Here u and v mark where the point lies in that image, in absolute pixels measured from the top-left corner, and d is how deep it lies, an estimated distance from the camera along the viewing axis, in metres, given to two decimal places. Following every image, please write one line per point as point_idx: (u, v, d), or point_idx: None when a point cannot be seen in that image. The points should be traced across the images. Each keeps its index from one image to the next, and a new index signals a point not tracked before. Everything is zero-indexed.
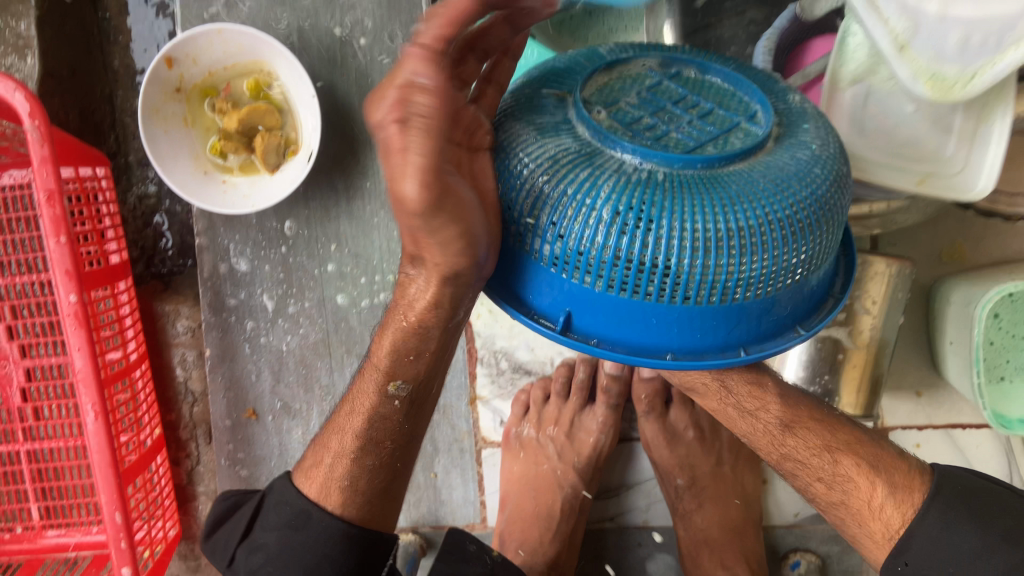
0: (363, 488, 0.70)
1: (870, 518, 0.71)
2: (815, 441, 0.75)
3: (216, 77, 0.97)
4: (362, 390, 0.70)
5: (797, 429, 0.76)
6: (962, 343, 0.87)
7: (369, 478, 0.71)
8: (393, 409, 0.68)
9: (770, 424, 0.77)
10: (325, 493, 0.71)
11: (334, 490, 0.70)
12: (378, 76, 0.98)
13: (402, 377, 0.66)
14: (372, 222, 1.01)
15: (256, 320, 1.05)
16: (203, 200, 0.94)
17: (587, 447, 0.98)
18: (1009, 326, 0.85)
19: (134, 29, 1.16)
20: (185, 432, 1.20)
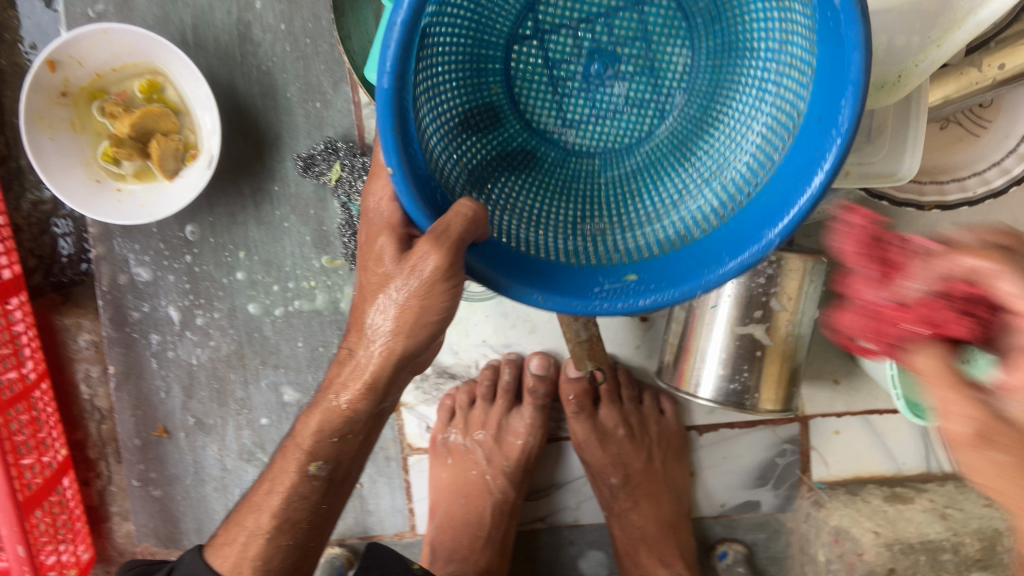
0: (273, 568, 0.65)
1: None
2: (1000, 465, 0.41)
3: (105, 79, 0.91)
4: (282, 468, 0.65)
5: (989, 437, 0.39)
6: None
7: (281, 557, 0.66)
8: (311, 489, 0.64)
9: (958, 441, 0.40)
10: (237, 570, 0.66)
11: (246, 571, 0.65)
12: (281, 74, 0.93)
13: (321, 453, 0.63)
14: (283, 227, 0.96)
15: (162, 334, 1.00)
16: (95, 211, 0.88)
17: (516, 450, 0.96)
18: None
19: (22, 24, 1.03)
20: (93, 451, 1.13)
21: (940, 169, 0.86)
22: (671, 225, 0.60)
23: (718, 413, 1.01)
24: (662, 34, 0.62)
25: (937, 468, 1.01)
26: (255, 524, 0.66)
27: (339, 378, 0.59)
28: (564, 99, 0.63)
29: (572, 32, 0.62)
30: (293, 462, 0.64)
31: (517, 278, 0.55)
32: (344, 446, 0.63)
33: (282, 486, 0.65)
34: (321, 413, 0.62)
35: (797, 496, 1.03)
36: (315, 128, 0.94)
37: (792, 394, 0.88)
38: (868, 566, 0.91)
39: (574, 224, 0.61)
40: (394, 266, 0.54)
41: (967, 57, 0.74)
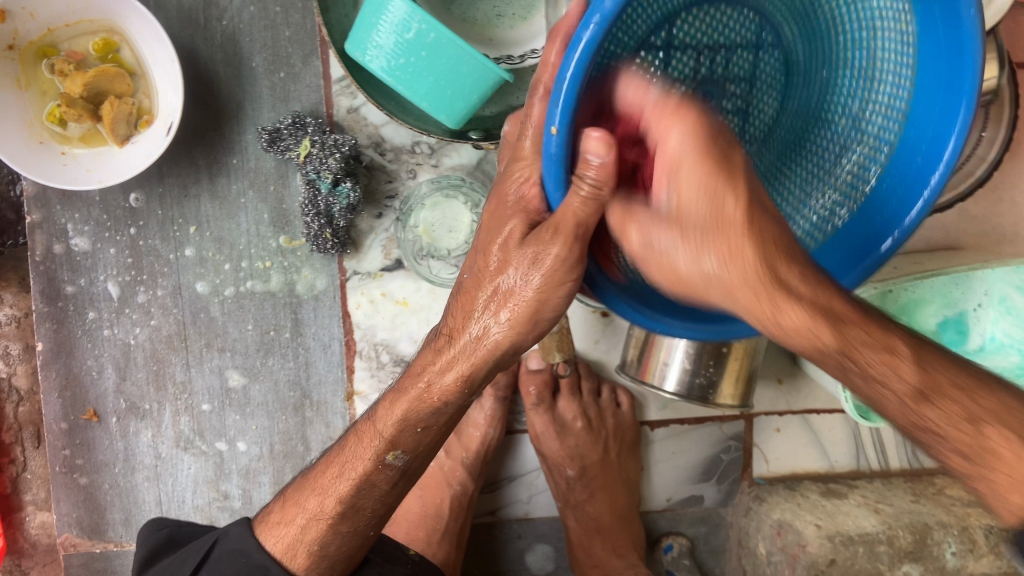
0: (329, 553, 0.64)
1: (1004, 490, 0.49)
2: (953, 407, 0.49)
3: (55, 35, 0.84)
4: (355, 450, 0.63)
5: (927, 371, 0.49)
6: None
7: (338, 543, 0.65)
8: (384, 478, 0.62)
9: (902, 394, 0.49)
10: (291, 553, 0.65)
11: (301, 552, 0.64)
12: (247, 41, 0.89)
13: (403, 443, 0.60)
14: (239, 203, 0.92)
15: (98, 310, 0.93)
16: (37, 173, 0.82)
17: (475, 442, 0.94)
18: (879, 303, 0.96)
19: None
20: (8, 435, 1.04)
21: None
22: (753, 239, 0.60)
23: (670, 408, 1.04)
24: (768, 78, 0.62)
25: (866, 466, 1.06)
26: (316, 507, 0.64)
27: (433, 365, 0.57)
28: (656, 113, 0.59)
29: (694, 53, 0.57)
30: (368, 447, 0.62)
31: (639, 304, 0.56)
32: (424, 437, 0.60)
33: (353, 470, 0.62)
34: (409, 400, 0.59)
35: (737, 491, 1.06)
36: (280, 101, 0.90)
37: (748, 390, 0.90)
38: (810, 558, 0.93)
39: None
40: (517, 250, 0.52)
41: None
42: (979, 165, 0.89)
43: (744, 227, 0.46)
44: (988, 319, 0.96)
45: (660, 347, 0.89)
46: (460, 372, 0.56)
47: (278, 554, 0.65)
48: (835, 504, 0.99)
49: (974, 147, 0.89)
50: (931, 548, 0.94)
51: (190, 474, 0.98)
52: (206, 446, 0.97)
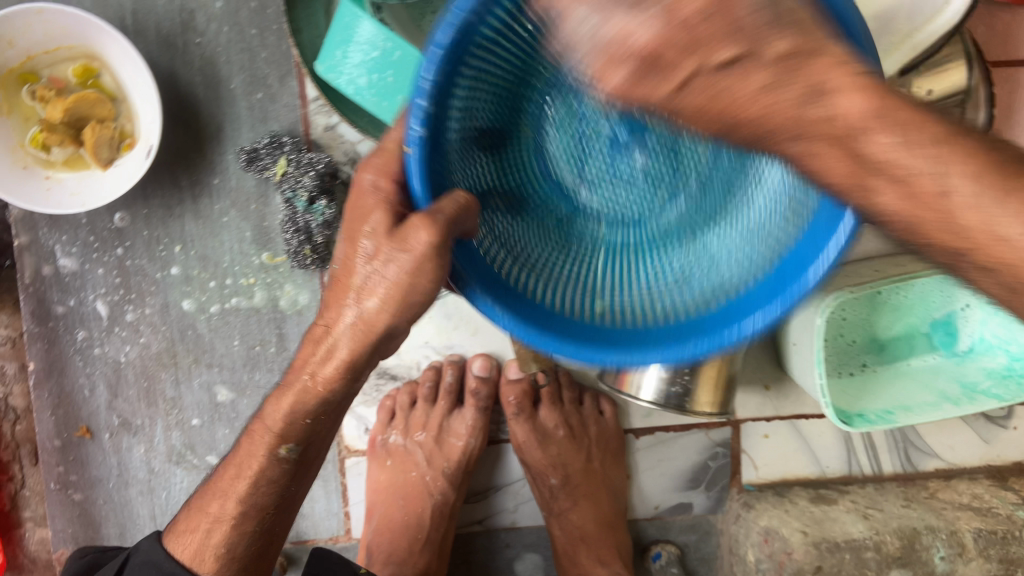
0: (237, 554, 0.69)
1: None
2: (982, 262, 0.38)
3: (36, 62, 0.87)
4: (251, 449, 0.66)
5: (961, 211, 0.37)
6: (808, 345, 0.89)
7: (246, 543, 0.69)
8: (280, 472, 0.66)
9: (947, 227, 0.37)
10: (199, 559, 0.69)
11: (209, 557, 0.69)
12: (225, 64, 0.91)
13: (292, 435, 0.63)
14: (221, 221, 0.94)
15: (89, 330, 0.96)
16: (21, 198, 0.85)
17: (456, 452, 0.96)
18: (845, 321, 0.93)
19: None
20: (7, 453, 1.07)
21: None
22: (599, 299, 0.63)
23: (654, 416, 1.04)
24: (679, 222, 0.70)
25: (858, 471, 1.05)
26: (219, 510, 0.69)
27: (313, 357, 0.57)
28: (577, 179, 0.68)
29: (606, 130, 0.69)
30: (261, 444, 0.65)
31: (493, 296, 0.57)
32: (315, 426, 0.62)
33: (250, 469, 0.66)
34: (294, 393, 0.59)
35: (727, 498, 1.05)
36: (259, 121, 0.92)
37: (728, 397, 0.90)
38: (796, 565, 0.94)
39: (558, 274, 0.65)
40: (386, 238, 0.51)
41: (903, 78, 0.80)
42: None
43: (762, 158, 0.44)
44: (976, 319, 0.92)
45: None
46: (343, 360, 0.55)
47: (186, 561, 0.70)
48: (823, 511, 0.98)
49: None
50: (919, 552, 0.94)
51: (183, 488, 1.00)
52: (198, 460, 0.99)
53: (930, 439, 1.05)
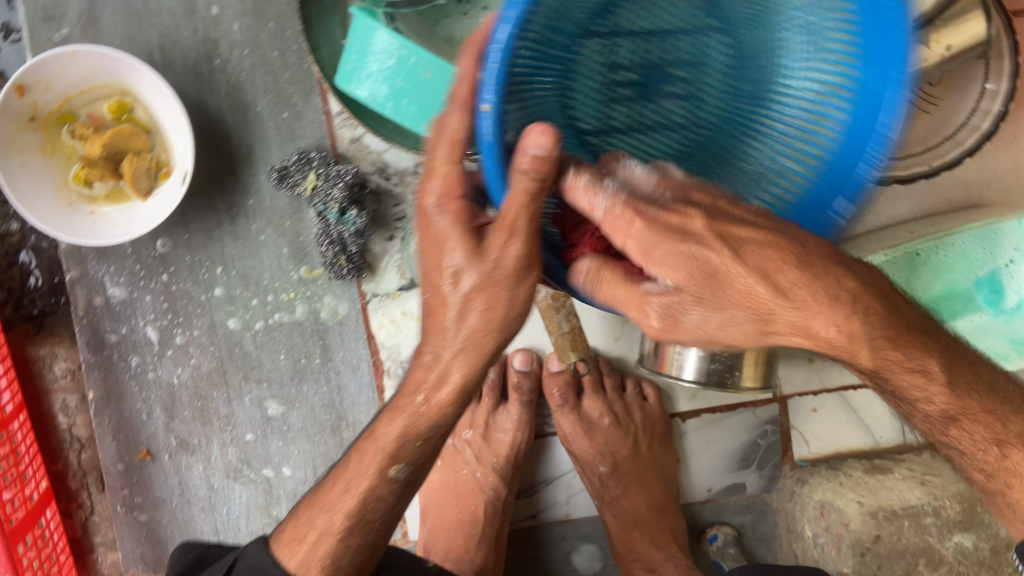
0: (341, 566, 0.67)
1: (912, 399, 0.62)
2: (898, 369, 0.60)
3: (73, 102, 0.91)
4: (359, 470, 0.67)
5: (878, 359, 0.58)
6: None
7: (350, 556, 0.68)
8: (389, 491, 0.66)
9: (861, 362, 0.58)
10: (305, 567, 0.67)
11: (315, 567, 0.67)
12: (250, 88, 0.94)
13: (404, 455, 0.64)
14: (259, 240, 0.97)
15: (141, 355, 0.99)
16: (70, 233, 0.88)
17: (505, 446, 0.96)
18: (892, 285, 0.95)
19: None
20: (74, 482, 1.12)
21: (914, 142, 0.92)
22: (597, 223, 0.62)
23: (699, 398, 1.04)
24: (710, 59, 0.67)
25: (913, 439, 1.04)
26: (326, 524, 0.67)
27: (426, 381, 0.60)
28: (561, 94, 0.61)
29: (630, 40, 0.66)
30: (370, 464, 0.66)
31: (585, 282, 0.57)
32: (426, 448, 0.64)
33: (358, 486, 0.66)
34: (406, 416, 0.62)
35: (781, 476, 1.05)
36: (287, 140, 0.95)
37: (769, 371, 0.91)
38: (854, 536, 0.92)
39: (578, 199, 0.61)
40: (471, 264, 0.53)
41: (918, 36, 0.81)
42: (984, 118, 0.88)
43: (777, 303, 0.52)
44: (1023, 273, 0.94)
45: None
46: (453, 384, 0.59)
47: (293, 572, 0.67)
48: (880, 480, 0.96)
49: (977, 101, 0.89)
50: (981, 516, 0.92)
51: (243, 502, 1.02)
52: (255, 474, 1.02)
53: None
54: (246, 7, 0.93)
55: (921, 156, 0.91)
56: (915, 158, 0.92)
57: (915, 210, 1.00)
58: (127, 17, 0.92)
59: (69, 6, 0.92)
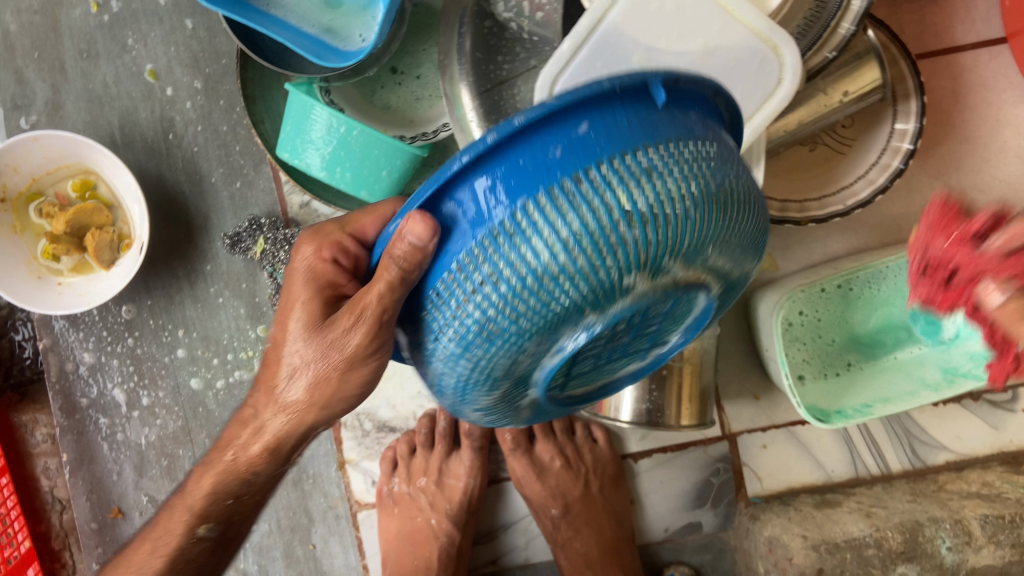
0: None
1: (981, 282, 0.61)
2: None
3: (40, 183, 0.98)
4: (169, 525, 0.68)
5: None
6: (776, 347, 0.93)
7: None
8: (200, 550, 0.68)
9: None
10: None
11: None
12: (205, 162, 1.01)
13: (214, 514, 0.66)
14: (217, 303, 1.02)
15: (111, 417, 1.04)
16: (37, 304, 0.95)
17: (457, 492, 1.00)
18: (828, 322, 1.00)
19: None
20: (57, 542, 1.16)
21: (827, 184, 0.95)
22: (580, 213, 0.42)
23: (650, 438, 1.06)
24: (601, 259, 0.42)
25: (865, 472, 1.05)
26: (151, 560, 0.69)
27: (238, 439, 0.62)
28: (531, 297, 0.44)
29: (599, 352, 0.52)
30: (179, 521, 0.67)
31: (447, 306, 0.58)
32: (238, 506, 0.66)
33: (167, 545, 0.67)
34: (214, 474, 0.64)
35: (736, 513, 1.06)
36: (240, 208, 1.01)
37: (705, 408, 0.93)
38: (798, 570, 0.92)
39: (549, 276, 0.43)
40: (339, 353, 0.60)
41: (814, 84, 0.85)
42: (896, 155, 0.90)
43: None
44: None
45: None
46: (264, 447, 0.60)
47: None
48: (826, 514, 0.98)
49: (889, 140, 0.92)
50: (924, 545, 0.92)
51: None
52: None
53: (935, 433, 1.05)
54: (198, 88, 1.00)
55: (836, 196, 0.93)
56: (831, 199, 0.93)
57: (844, 246, 1.03)
58: (90, 102, 1.00)
59: (37, 95, 1.00)
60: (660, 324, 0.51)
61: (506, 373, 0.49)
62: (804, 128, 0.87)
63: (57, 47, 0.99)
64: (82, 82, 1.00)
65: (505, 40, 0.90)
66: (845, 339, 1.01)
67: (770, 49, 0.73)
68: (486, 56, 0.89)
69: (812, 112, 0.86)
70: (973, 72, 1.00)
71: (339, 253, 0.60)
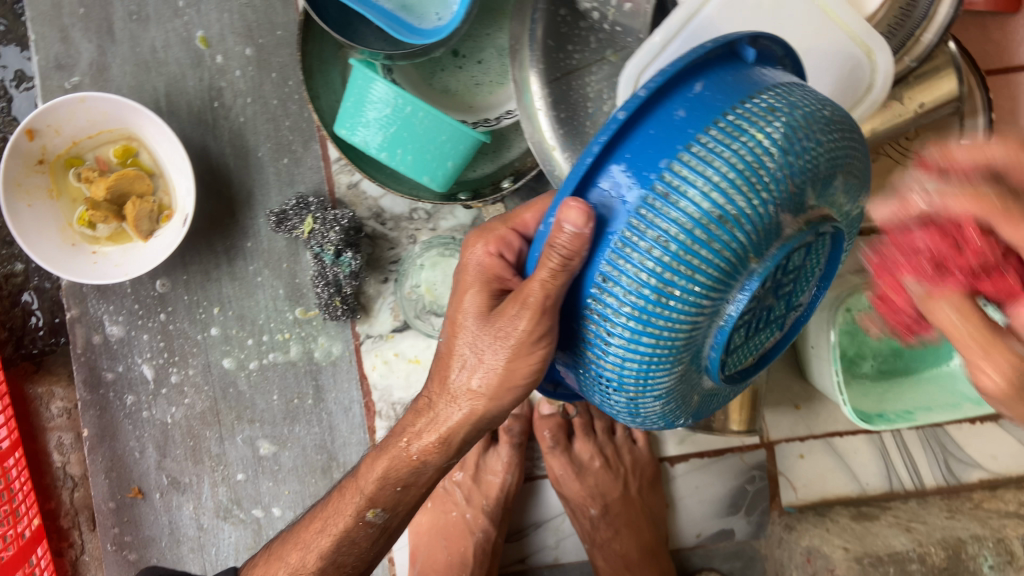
0: None
1: None
2: None
3: (80, 146, 0.94)
4: (339, 508, 0.71)
5: None
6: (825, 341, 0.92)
7: None
8: (366, 534, 0.70)
9: None
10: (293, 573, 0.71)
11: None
12: (253, 136, 0.98)
13: (381, 500, 0.68)
14: (255, 281, 0.99)
15: (137, 394, 1.01)
16: (73, 273, 0.91)
17: (495, 488, 0.97)
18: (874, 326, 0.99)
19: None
20: (66, 520, 1.12)
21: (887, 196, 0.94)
22: (724, 168, 0.48)
23: (688, 442, 1.05)
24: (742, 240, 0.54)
25: (899, 487, 1.04)
26: (300, 561, 0.71)
27: (413, 426, 0.65)
28: (714, 245, 0.48)
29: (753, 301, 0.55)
30: (350, 505, 0.70)
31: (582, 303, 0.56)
32: (404, 494, 0.68)
33: (335, 526, 0.70)
34: (388, 458, 0.67)
35: (769, 522, 1.05)
36: (287, 185, 0.98)
37: (755, 415, 0.92)
38: None
39: (726, 219, 0.48)
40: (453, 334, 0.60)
41: (892, 91, 0.85)
42: None
43: None
44: None
45: None
46: (440, 434, 0.63)
47: None
48: (866, 526, 0.98)
49: None
50: (966, 563, 0.92)
51: (231, 543, 1.03)
52: (244, 514, 1.02)
53: (970, 450, 1.04)
54: (250, 59, 0.97)
55: None
56: None
57: None
58: (136, 66, 0.96)
59: (81, 55, 0.96)
60: (796, 264, 0.55)
61: (692, 334, 0.51)
62: (877, 137, 0.86)
63: (105, 7, 0.96)
64: (130, 45, 0.96)
65: (580, 29, 0.87)
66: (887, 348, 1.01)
67: (864, 54, 0.71)
68: (557, 44, 0.86)
69: (886, 121, 0.85)
70: None
71: (503, 248, 0.63)
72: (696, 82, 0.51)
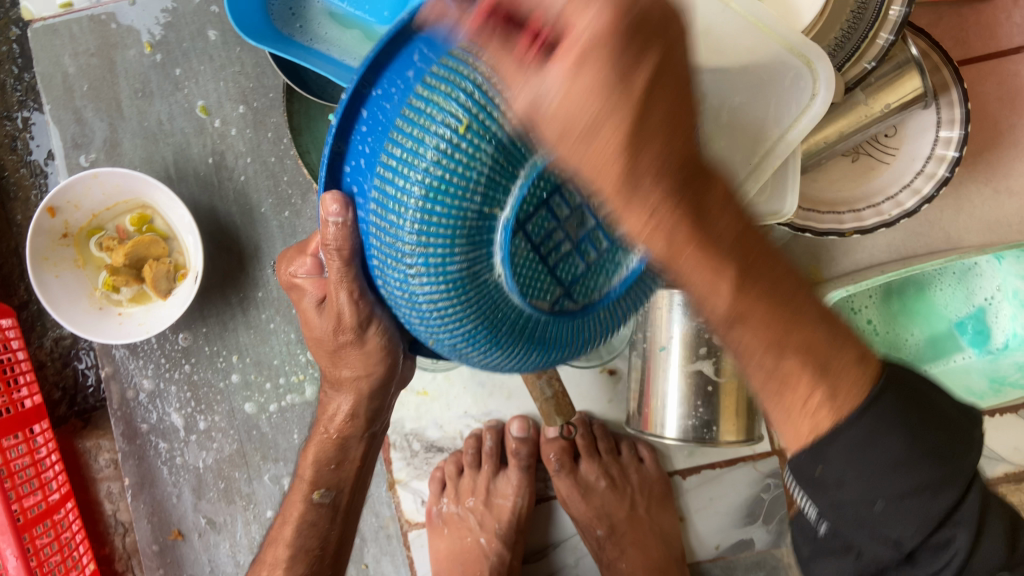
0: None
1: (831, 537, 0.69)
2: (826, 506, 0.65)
3: (100, 218, 1.03)
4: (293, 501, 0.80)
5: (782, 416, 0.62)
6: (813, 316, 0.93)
7: None
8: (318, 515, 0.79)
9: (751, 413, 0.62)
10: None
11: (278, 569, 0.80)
12: (255, 193, 1.04)
13: (323, 481, 0.78)
14: (269, 328, 1.06)
15: (170, 442, 1.08)
16: (99, 334, 0.99)
17: (505, 511, 1.01)
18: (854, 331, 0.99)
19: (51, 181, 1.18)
20: (120, 564, 1.20)
21: (873, 194, 0.94)
22: (452, 107, 0.44)
23: (697, 454, 1.06)
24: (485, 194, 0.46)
25: None
26: (274, 557, 0.80)
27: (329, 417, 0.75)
28: (476, 186, 0.45)
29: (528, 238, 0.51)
30: (301, 493, 0.79)
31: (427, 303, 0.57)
32: (341, 472, 0.78)
33: (293, 515, 0.80)
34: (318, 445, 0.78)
35: (788, 530, 1.04)
36: (289, 236, 1.04)
37: (752, 423, 0.92)
38: None
39: (450, 184, 0.45)
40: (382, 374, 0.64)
41: (852, 95, 0.85)
42: (940, 163, 0.90)
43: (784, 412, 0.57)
44: (1005, 315, 0.96)
45: (656, 395, 0.92)
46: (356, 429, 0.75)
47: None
48: None
49: (932, 148, 0.91)
50: None
51: None
52: None
53: (992, 444, 1.03)
54: (247, 121, 1.04)
55: (881, 205, 0.92)
56: (875, 209, 0.92)
57: (891, 256, 1.02)
58: (145, 139, 1.04)
59: (95, 133, 1.04)
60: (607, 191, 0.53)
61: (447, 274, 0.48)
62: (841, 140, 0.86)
63: (113, 87, 1.04)
64: (138, 120, 1.04)
65: None
66: (887, 354, 1.00)
67: (803, 64, 0.71)
68: None
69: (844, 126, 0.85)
70: (1019, 77, 0.98)
71: None
72: (411, 54, 0.46)
